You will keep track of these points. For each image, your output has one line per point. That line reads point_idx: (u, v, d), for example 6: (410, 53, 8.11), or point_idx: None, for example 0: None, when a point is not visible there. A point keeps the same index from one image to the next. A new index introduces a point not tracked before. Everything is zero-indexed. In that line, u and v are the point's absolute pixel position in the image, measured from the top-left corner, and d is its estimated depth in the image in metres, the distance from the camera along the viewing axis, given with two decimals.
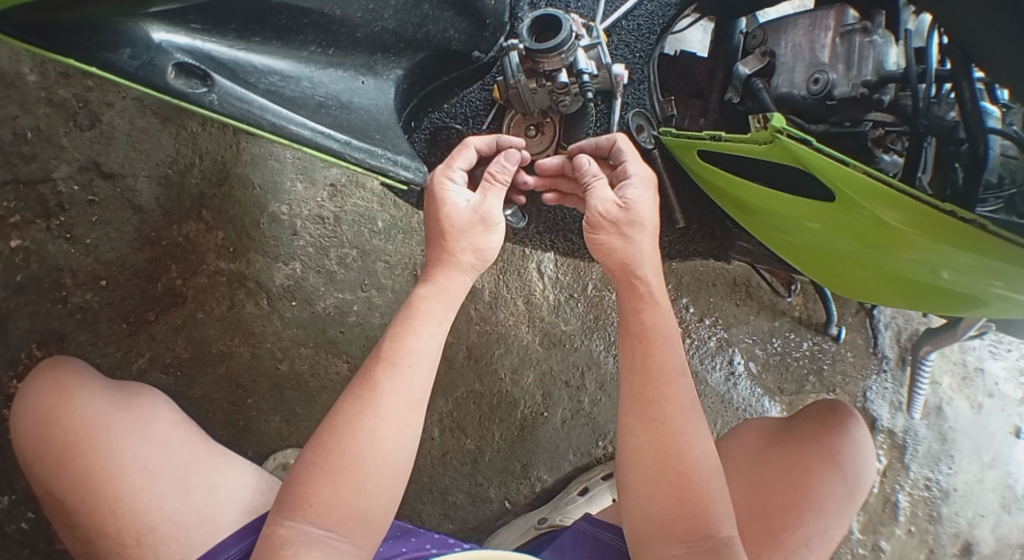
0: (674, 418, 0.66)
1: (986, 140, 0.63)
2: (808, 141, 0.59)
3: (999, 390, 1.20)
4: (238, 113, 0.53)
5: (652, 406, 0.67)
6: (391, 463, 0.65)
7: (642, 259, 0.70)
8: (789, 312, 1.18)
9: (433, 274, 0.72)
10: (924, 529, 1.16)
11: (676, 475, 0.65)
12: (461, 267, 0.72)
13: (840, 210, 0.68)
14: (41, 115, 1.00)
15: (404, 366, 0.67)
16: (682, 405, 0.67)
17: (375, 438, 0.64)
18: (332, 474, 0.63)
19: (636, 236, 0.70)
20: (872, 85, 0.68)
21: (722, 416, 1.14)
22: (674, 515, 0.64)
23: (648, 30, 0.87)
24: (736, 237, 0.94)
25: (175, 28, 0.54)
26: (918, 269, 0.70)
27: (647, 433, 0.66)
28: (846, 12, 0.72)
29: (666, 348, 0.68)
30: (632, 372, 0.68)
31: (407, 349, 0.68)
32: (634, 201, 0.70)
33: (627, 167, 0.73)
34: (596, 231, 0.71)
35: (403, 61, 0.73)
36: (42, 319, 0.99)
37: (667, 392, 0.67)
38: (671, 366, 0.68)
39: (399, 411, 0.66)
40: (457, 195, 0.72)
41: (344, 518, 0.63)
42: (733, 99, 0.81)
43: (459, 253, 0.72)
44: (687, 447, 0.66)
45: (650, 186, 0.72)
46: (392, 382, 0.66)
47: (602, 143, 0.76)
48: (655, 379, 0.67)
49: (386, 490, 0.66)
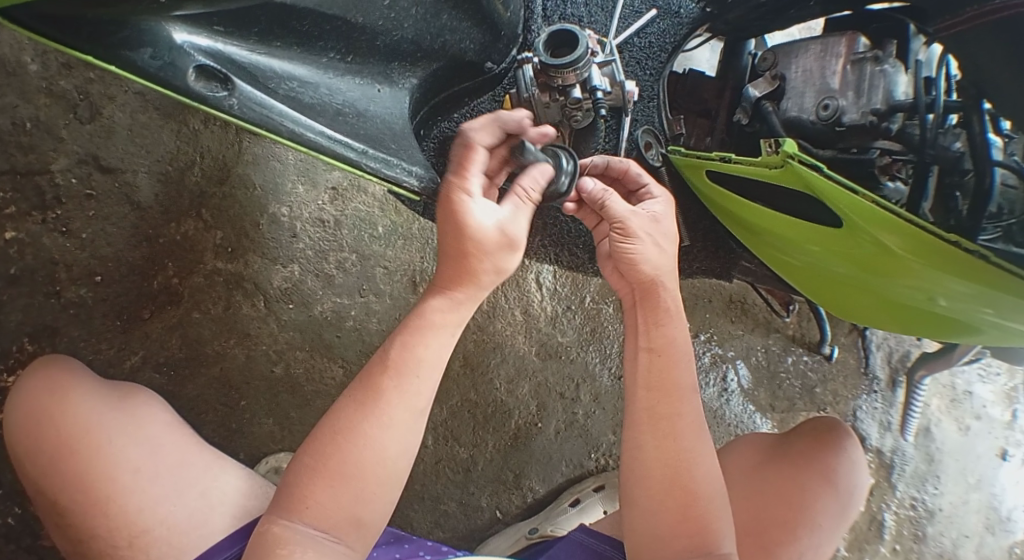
0: (683, 433, 0.67)
1: (992, 172, 0.65)
2: (819, 167, 0.60)
3: (987, 413, 1.22)
4: (258, 117, 0.53)
5: (663, 419, 0.67)
6: (390, 469, 0.65)
7: (667, 274, 0.70)
8: (782, 329, 1.19)
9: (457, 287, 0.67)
10: (909, 548, 1.17)
11: (679, 491, 0.66)
12: (480, 285, 0.67)
13: (844, 236, 0.69)
14: (41, 106, 0.99)
15: (412, 377, 0.66)
16: (692, 422, 0.68)
17: (376, 446, 0.64)
18: (331, 480, 0.63)
19: (665, 248, 0.70)
20: (882, 114, 0.70)
21: (714, 432, 1.15)
22: (676, 532, 0.65)
23: (659, 48, 0.91)
24: (738, 256, 0.96)
25: (197, 30, 0.54)
26: (915, 295, 0.71)
27: (656, 446, 0.67)
28: (857, 40, 0.74)
29: (681, 364, 0.69)
30: (646, 387, 0.68)
31: (417, 358, 0.67)
32: (664, 219, 0.71)
33: (651, 188, 0.73)
34: (630, 245, 0.68)
35: (419, 70, 0.72)
36: (34, 312, 0.98)
37: (681, 407, 0.68)
38: (684, 383, 0.69)
39: (404, 420, 0.66)
40: (480, 211, 0.63)
41: (340, 522, 0.64)
42: (741, 121, 0.83)
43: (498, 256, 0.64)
44: (694, 464, 0.67)
45: (673, 211, 0.72)
46: (400, 391, 0.66)
47: (614, 164, 0.74)
48: (669, 394, 0.68)
49: (384, 495, 0.66)
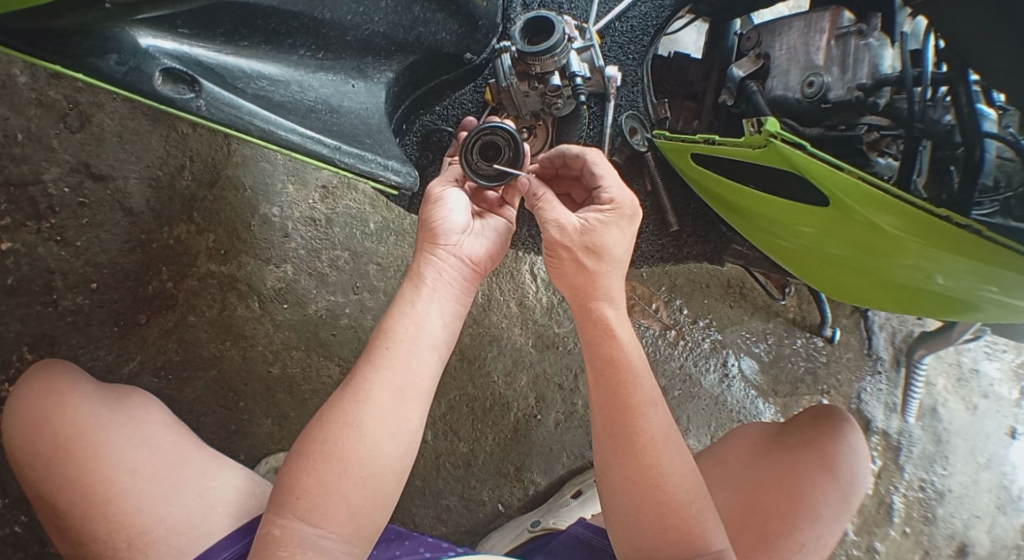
0: (647, 450, 0.67)
1: (982, 144, 0.63)
2: (802, 145, 0.59)
3: (994, 391, 1.21)
4: (226, 118, 0.52)
5: (625, 439, 0.68)
6: (375, 452, 0.64)
7: (600, 292, 0.70)
8: (783, 313, 1.18)
9: (422, 272, 0.72)
10: (919, 530, 1.15)
11: (653, 506, 0.66)
12: (434, 257, 0.73)
13: (836, 217, 0.67)
14: (31, 117, 0.99)
15: (384, 349, 0.68)
16: (655, 438, 0.68)
17: (356, 422, 0.64)
18: (314, 462, 0.63)
19: (596, 266, 0.69)
20: (867, 89, 0.68)
21: (716, 418, 1.13)
22: (658, 541, 0.66)
23: (641, 31, 0.87)
24: (729, 240, 0.95)
25: (160, 34, 0.54)
26: (914, 275, 0.69)
27: (620, 464, 0.68)
28: (841, 14, 0.72)
29: (633, 382, 0.69)
30: (603, 406, 0.69)
31: (387, 330, 0.69)
32: (594, 230, 0.68)
33: (605, 192, 0.70)
34: (552, 255, 0.70)
35: (394, 63, 0.73)
36: (33, 322, 0.98)
37: (638, 425, 0.67)
38: (640, 400, 0.68)
39: (384, 396, 0.66)
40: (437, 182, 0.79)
41: (331, 510, 0.63)
42: (727, 101, 0.81)
43: (425, 215, 0.75)
44: (663, 476, 0.67)
45: (617, 223, 0.69)
46: (374, 365, 0.67)
47: (573, 155, 0.74)
48: (624, 415, 0.68)
49: (373, 481, 0.64)
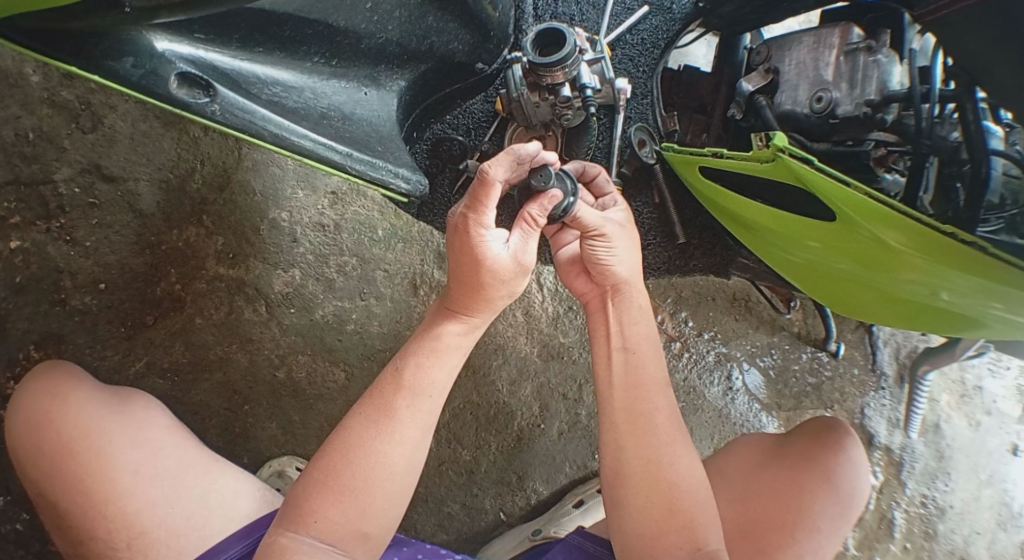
0: (665, 427, 0.70)
1: (989, 161, 0.63)
2: (810, 159, 0.60)
3: (998, 408, 1.20)
4: (241, 123, 0.52)
5: (641, 418, 0.70)
6: (399, 485, 0.66)
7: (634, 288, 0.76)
8: (788, 327, 1.17)
9: (478, 321, 0.71)
10: (920, 546, 1.15)
11: (665, 485, 0.67)
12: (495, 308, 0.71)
13: (841, 230, 0.68)
14: (43, 117, 1.00)
15: (424, 396, 0.67)
16: (668, 417, 0.71)
17: (387, 462, 0.65)
18: (339, 495, 0.64)
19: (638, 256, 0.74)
20: (875, 104, 0.68)
21: (720, 431, 1.14)
22: (661, 529, 0.66)
23: (652, 44, 0.92)
24: (735, 253, 0.97)
25: (178, 38, 0.54)
26: (919, 291, 0.69)
27: (635, 445, 0.69)
28: (851, 30, 0.72)
29: (654, 357, 0.73)
30: (622, 385, 0.71)
31: (431, 380, 0.68)
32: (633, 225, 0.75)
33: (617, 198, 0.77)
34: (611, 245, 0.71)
35: (406, 72, 0.74)
36: (40, 321, 0.99)
37: (655, 402, 0.71)
38: (657, 377, 0.72)
39: (413, 436, 0.67)
40: (496, 243, 0.65)
41: (345, 535, 0.63)
42: (735, 115, 0.82)
43: (510, 284, 0.68)
44: (678, 455, 0.69)
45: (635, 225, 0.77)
46: (411, 410, 0.67)
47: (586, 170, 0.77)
48: (642, 390, 0.71)
49: (391, 510, 0.66)
